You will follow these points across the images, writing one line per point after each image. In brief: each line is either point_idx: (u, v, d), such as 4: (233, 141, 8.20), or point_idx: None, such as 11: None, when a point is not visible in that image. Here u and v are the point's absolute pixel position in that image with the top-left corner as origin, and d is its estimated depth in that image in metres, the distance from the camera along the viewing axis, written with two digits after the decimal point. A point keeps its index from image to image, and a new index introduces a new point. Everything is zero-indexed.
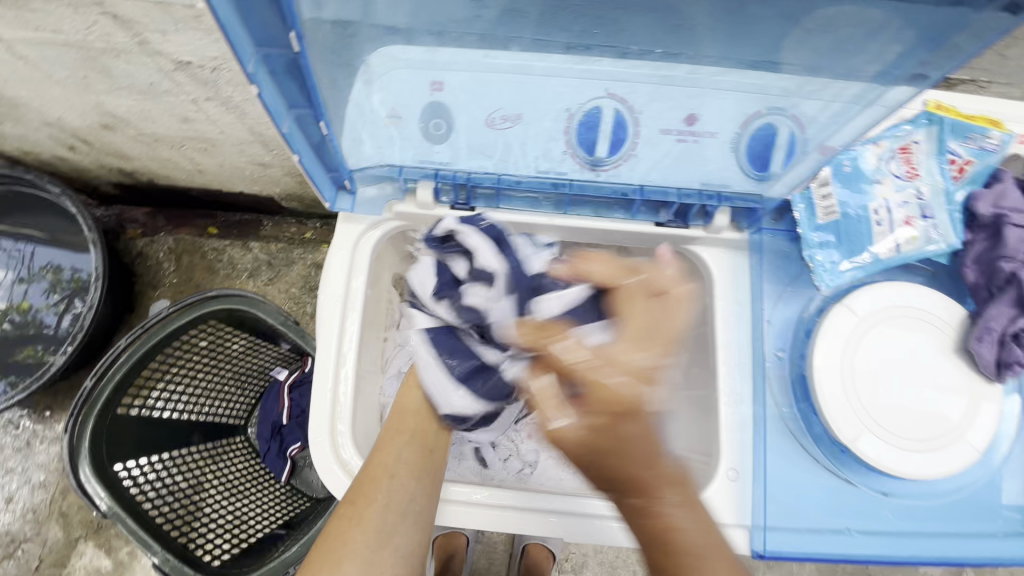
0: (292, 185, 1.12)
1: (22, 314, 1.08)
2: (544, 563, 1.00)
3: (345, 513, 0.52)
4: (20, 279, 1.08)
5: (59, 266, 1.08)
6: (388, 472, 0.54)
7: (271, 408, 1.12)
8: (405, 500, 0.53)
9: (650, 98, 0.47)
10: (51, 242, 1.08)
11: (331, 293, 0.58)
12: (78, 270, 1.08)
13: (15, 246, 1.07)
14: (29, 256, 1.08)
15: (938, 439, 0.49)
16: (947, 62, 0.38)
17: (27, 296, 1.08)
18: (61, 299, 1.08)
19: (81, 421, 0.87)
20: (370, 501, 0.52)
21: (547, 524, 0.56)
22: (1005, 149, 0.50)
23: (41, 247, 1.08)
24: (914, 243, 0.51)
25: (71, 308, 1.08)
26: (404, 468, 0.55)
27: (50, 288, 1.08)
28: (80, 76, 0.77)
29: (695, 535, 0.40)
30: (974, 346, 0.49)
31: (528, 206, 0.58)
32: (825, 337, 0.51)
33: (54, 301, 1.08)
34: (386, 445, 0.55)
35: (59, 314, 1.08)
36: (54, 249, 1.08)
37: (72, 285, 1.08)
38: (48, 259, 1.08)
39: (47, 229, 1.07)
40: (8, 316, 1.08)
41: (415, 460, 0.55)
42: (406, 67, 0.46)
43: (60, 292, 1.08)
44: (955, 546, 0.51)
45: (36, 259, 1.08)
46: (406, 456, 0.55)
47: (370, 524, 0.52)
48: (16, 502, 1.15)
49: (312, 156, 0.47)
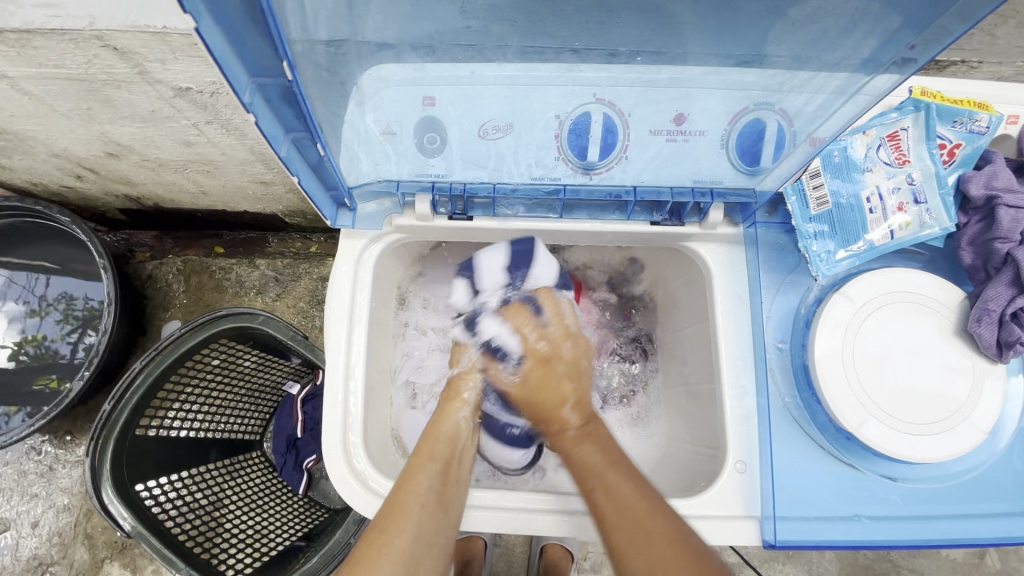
0: (294, 201, 1.14)
1: (37, 346, 1.10)
2: (561, 563, 1.00)
3: (376, 539, 0.48)
4: (32, 311, 1.10)
5: (71, 296, 1.11)
6: (420, 500, 0.50)
7: (285, 422, 1.15)
8: (432, 534, 0.50)
9: (637, 101, 0.48)
10: (62, 272, 1.10)
11: (336, 310, 0.59)
12: (90, 299, 1.11)
13: (28, 280, 1.10)
14: (41, 287, 1.10)
15: (944, 422, 0.50)
16: (933, 45, 0.38)
17: (40, 328, 1.10)
18: (75, 329, 1.11)
19: (102, 444, 0.89)
20: (404, 526, 0.48)
21: (560, 523, 0.58)
22: (994, 131, 0.52)
23: (53, 277, 1.10)
24: (908, 228, 0.52)
25: (85, 337, 1.10)
26: (436, 493, 0.52)
27: (63, 320, 1.11)
28: (84, 108, 0.79)
29: (636, 500, 0.48)
30: (973, 328, 0.49)
31: (526, 211, 0.59)
32: (825, 327, 0.52)
33: (68, 332, 1.11)
34: (420, 471, 0.53)
35: (74, 345, 1.10)
36: (65, 279, 1.10)
37: (85, 314, 1.11)
38: (62, 289, 1.11)
39: (57, 262, 1.10)
40: (22, 349, 1.10)
41: (445, 491, 0.53)
42: (398, 86, 0.47)
43: (73, 323, 1.11)
44: (967, 528, 0.51)
45: (48, 291, 1.11)
46: (436, 485, 0.52)
47: (401, 550, 0.47)
48: (42, 526, 1.17)
49: (311, 177, 0.49)
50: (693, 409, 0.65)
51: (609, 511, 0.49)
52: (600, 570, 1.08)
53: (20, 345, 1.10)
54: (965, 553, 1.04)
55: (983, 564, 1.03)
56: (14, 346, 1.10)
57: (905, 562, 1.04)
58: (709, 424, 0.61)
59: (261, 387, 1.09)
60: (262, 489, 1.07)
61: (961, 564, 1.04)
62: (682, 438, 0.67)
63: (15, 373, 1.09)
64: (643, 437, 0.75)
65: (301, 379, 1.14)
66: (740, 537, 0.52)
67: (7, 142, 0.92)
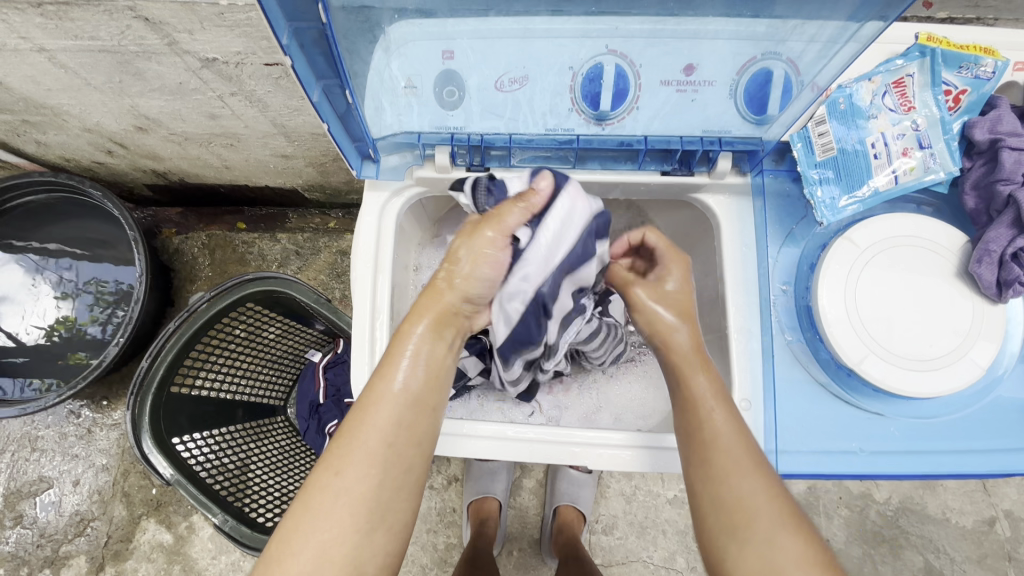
0: (314, 174, 1.17)
1: (70, 327, 1.14)
2: (574, 523, 1.04)
3: (319, 473, 0.45)
4: (65, 296, 1.15)
5: (102, 281, 1.16)
6: (383, 439, 0.45)
7: (309, 388, 1.16)
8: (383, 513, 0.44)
9: (646, 46, 0.50)
10: (93, 258, 1.15)
11: (363, 257, 0.63)
12: (121, 283, 1.16)
13: (63, 264, 1.15)
14: (73, 272, 1.15)
15: (942, 358, 0.52)
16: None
17: (75, 310, 1.15)
18: (105, 310, 1.15)
19: (141, 397, 0.94)
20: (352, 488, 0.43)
21: (574, 455, 0.61)
22: (1000, 76, 0.53)
23: (83, 263, 1.15)
24: (913, 173, 0.54)
25: (113, 317, 1.15)
26: (378, 477, 0.44)
27: (92, 301, 1.15)
28: (116, 81, 0.83)
29: (748, 507, 0.44)
30: (974, 269, 0.52)
31: (540, 162, 0.62)
32: (829, 269, 0.54)
33: (99, 313, 1.15)
34: (365, 434, 0.45)
35: (100, 324, 1.15)
36: (97, 264, 1.16)
37: (118, 295, 1.16)
38: (92, 275, 1.16)
39: (83, 245, 1.15)
40: (55, 331, 1.14)
41: (397, 470, 0.45)
42: (422, 37, 0.49)
43: (105, 304, 1.15)
44: (963, 462, 0.54)
45: (79, 275, 1.15)
46: (380, 473, 0.44)
47: (344, 490, 0.43)
48: (82, 485, 1.24)
49: (339, 126, 0.53)
50: None
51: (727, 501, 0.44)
52: (612, 532, 1.11)
53: (57, 327, 1.14)
54: (975, 521, 1.06)
55: (992, 532, 1.05)
56: (49, 329, 1.14)
57: (914, 529, 1.06)
58: None
59: (286, 354, 1.13)
60: (287, 449, 1.12)
61: (971, 532, 1.05)
62: None
63: (46, 347, 1.14)
64: (653, 388, 0.79)
65: (323, 347, 1.18)
66: None
67: (43, 116, 0.96)
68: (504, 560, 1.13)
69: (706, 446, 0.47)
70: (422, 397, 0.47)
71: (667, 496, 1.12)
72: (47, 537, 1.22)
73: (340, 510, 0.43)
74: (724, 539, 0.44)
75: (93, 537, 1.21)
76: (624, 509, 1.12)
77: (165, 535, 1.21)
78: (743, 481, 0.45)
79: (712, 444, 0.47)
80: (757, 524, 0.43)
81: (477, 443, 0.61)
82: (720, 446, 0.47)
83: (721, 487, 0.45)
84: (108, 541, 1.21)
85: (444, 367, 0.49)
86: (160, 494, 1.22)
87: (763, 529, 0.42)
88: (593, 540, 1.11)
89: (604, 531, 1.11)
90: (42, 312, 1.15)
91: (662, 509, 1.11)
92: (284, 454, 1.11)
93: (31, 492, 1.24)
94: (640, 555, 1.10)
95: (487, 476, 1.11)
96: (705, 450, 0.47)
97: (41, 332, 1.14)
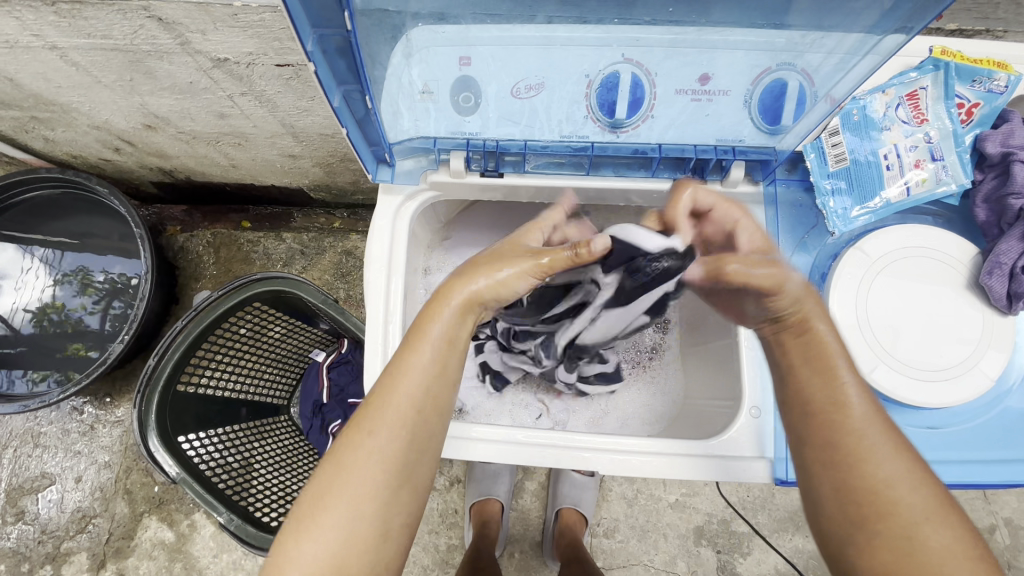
0: (320, 174, 1.17)
1: (58, 314, 1.14)
2: (577, 526, 1.04)
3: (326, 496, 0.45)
4: (53, 281, 1.15)
5: (89, 270, 1.16)
6: (369, 469, 0.45)
7: (312, 387, 1.19)
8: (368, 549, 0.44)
9: (664, 57, 0.50)
10: (78, 246, 1.15)
11: (375, 260, 0.64)
12: (109, 272, 1.16)
13: (48, 250, 1.15)
14: (58, 258, 1.15)
15: (953, 369, 0.52)
16: (924, 13, 0.41)
17: (62, 297, 1.15)
18: (97, 301, 1.15)
19: (148, 395, 0.94)
20: (335, 505, 0.44)
21: (583, 459, 0.60)
22: (1012, 90, 0.53)
23: (69, 250, 1.15)
24: (924, 185, 0.55)
25: (109, 309, 1.15)
26: (372, 506, 0.44)
27: (83, 291, 1.15)
28: (126, 79, 0.83)
29: (898, 495, 0.43)
30: (985, 280, 0.52)
31: (553, 168, 0.62)
32: (841, 279, 0.55)
33: (89, 303, 1.15)
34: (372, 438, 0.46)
35: (98, 315, 1.15)
36: (82, 252, 1.15)
37: (108, 286, 1.16)
38: (76, 262, 1.16)
39: (73, 234, 1.15)
40: (44, 317, 1.14)
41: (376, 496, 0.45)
42: (443, 42, 0.50)
43: (94, 294, 1.15)
44: (971, 472, 0.54)
45: (66, 262, 1.16)
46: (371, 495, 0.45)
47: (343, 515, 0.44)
48: (84, 481, 1.24)
49: (356, 130, 0.54)
50: (707, 366, 0.71)
51: (867, 492, 0.44)
52: (613, 536, 1.11)
53: (40, 312, 1.14)
54: None
55: (992, 539, 1.06)
56: (34, 315, 1.14)
57: None
58: (721, 379, 0.67)
59: (291, 352, 1.13)
60: (290, 449, 1.12)
61: None
62: (706, 396, 0.70)
63: (48, 343, 1.14)
64: (659, 394, 0.80)
65: (328, 347, 1.18)
66: (750, 475, 0.57)
67: (51, 113, 0.96)
68: (506, 562, 1.13)
69: (848, 456, 0.45)
70: (419, 399, 0.48)
71: (668, 500, 1.12)
72: (48, 533, 1.22)
73: (344, 532, 0.43)
74: (859, 524, 0.43)
75: (95, 534, 1.21)
76: (626, 512, 1.12)
77: (167, 533, 1.21)
78: (895, 475, 0.44)
79: (847, 430, 0.46)
80: (909, 510, 0.42)
81: (486, 447, 0.61)
82: (878, 470, 0.44)
83: (860, 472, 0.44)
84: (109, 538, 1.21)
85: (458, 335, 0.51)
86: (163, 491, 1.22)
87: (919, 517, 0.42)
88: (595, 543, 1.11)
89: (606, 534, 1.11)
90: (24, 296, 1.14)
91: (662, 511, 1.12)
92: (288, 453, 1.11)
93: (32, 488, 1.23)
94: (642, 558, 1.10)
95: (489, 478, 1.11)
96: (845, 435, 0.46)
97: (27, 316, 1.14)
